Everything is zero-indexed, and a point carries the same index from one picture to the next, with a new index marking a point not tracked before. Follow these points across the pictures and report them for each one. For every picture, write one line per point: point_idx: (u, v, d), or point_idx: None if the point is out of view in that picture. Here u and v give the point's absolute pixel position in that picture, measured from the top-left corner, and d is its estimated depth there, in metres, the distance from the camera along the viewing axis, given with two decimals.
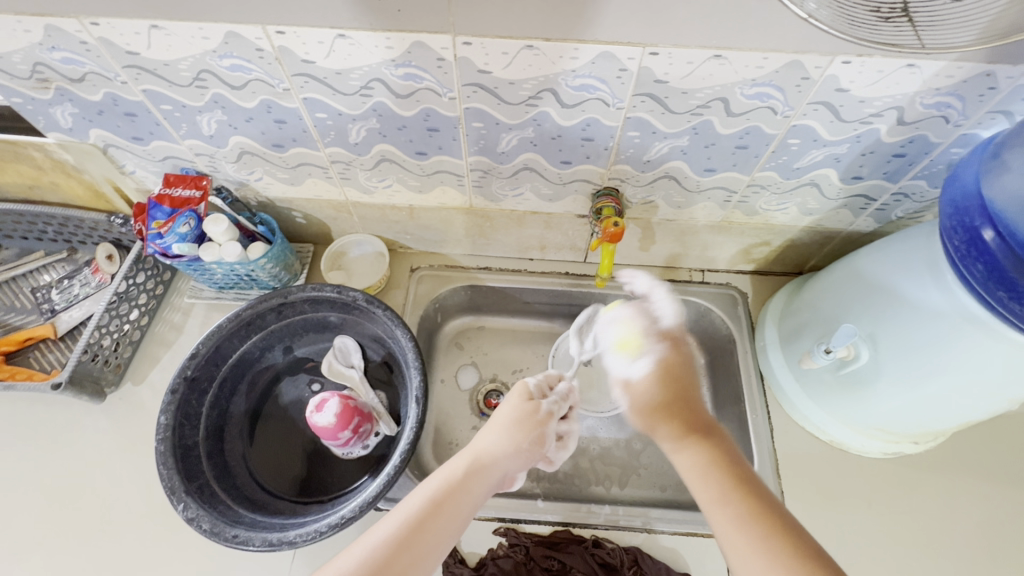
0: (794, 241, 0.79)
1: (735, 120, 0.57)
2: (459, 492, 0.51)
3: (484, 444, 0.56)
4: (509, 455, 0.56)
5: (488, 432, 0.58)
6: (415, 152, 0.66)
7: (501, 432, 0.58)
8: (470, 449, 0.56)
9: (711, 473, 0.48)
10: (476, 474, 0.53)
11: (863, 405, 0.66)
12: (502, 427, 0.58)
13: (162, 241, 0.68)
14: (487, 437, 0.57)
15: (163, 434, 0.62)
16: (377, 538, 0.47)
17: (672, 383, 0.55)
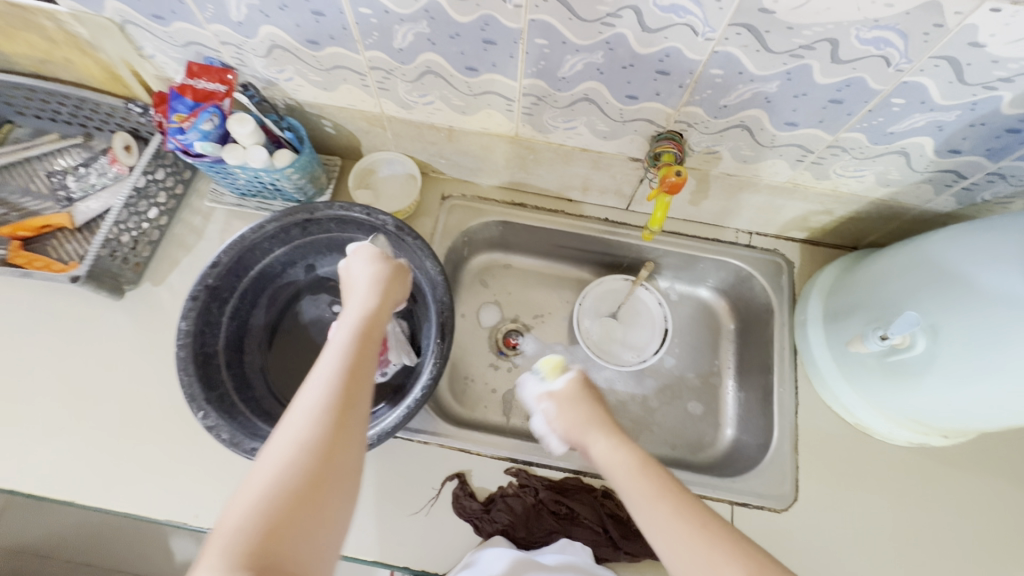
0: (859, 212, 0.73)
1: (839, 68, 0.50)
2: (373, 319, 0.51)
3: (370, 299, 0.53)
4: (397, 290, 0.56)
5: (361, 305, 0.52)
6: (465, 67, 0.59)
7: (373, 284, 0.55)
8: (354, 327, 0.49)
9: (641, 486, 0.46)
10: (373, 323, 0.51)
11: (903, 396, 0.63)
12: (370, 283, 0.55)
13: (183, 136, 0.64)
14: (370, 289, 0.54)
15: (184, 341, 0.61)
16: (295, 429, 0.41)
17: (581, 406, 0.56)
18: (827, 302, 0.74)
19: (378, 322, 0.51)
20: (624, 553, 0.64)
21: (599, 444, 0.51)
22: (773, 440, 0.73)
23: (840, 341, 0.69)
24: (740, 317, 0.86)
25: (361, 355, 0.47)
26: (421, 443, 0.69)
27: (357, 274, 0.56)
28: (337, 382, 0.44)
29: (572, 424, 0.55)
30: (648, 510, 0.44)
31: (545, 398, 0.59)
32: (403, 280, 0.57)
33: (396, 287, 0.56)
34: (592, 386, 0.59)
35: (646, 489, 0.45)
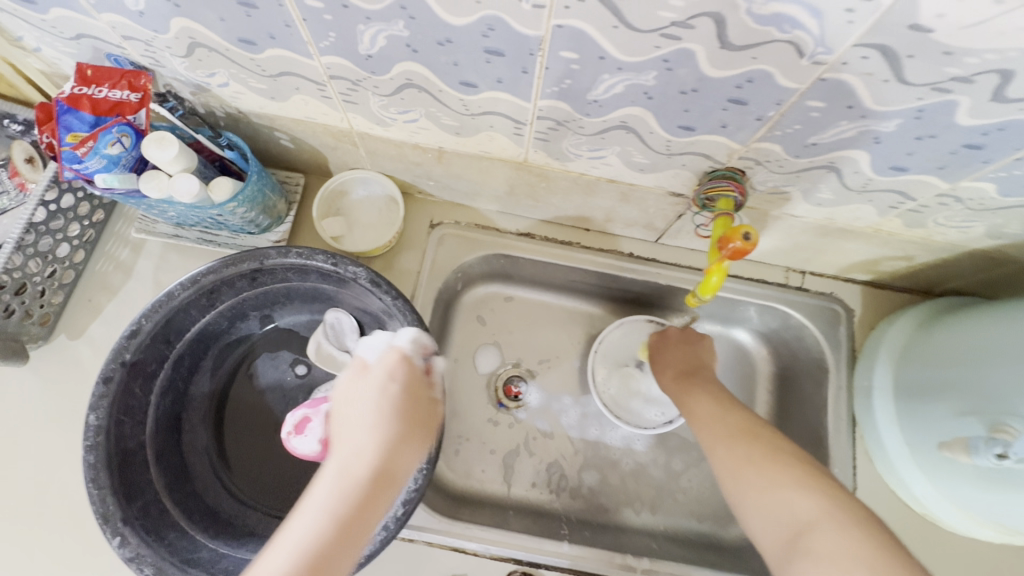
0: (946, 260, 0.59)
1: (999, 107, 0.34)
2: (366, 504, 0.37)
3: (366, 460, 0.39)
4: (407, 449, 0.41)
5: (350, 468, 0.38)
6: (459, 82, 0.43)
7: (379, 423, 0.41)
8: (330, 502, 0.36)
9: (751, 459, 0.47)
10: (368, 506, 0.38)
11: (1011, 508, 0.50)
12: (374, 422, 0.41)
13: (82, 164, 0.48)
14: (371, 437, 0.40)
15: (93, 440, 0.47)
16: None
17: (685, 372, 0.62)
18: (900, 369, 0.60)
19: (370, 501, 0.38)
20: None
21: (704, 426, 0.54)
22: None
23: (920, 424, 0.57)
24: (783, 368, 0.73)
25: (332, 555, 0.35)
26: (404, 539, 0.58)
27: (367, 397, 0.43)
28: None
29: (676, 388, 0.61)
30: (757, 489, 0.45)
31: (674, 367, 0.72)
32: (424, 426, 0.44)
33: (412, 437, 0.42)
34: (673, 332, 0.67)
35: (759, 471, 0.46)
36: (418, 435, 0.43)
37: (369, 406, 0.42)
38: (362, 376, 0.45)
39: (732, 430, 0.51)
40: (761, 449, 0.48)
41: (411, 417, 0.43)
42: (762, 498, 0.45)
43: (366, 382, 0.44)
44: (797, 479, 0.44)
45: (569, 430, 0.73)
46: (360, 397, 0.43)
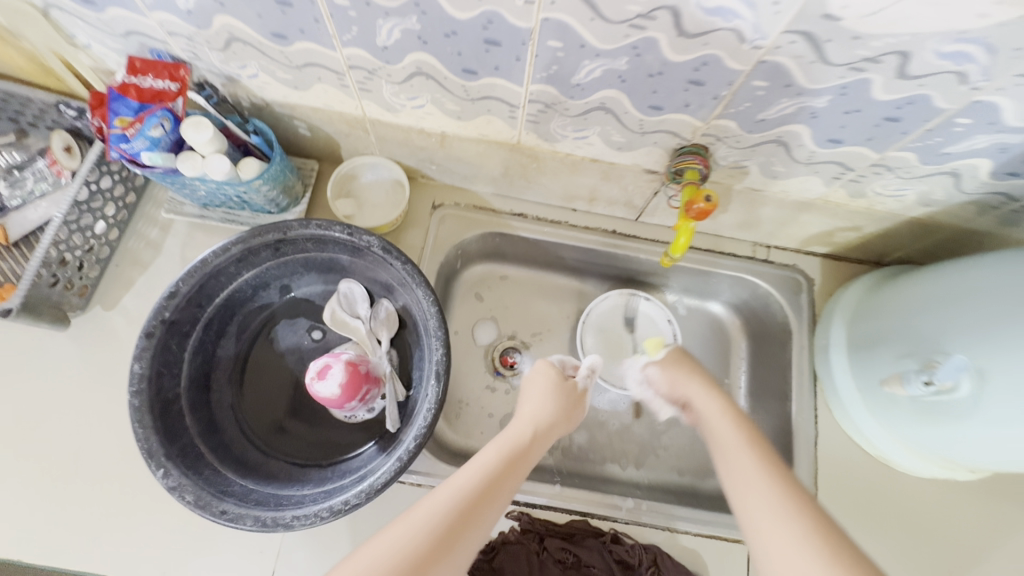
0: (889, 229, 0.67)
1: (904, 84, 0.42)
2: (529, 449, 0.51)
3: (526, 423, 0.54)
4: (554, 426, 0.56)
5: (514, 428, 0.53)
6: (462, 69, 0.50)
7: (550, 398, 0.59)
8: (501, 445, 0.50)
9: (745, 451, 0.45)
10: (527, 455, 0.51)
11: (937, 440, 0.57)
12: (542, 397, 0.59)
13: (128, 145, 0.54)
14: (537, 406, 0.58)
15: (137, 387, 0.53)
16: (427, 516, 0.40)
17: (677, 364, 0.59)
18: (852, 325, 0.68)
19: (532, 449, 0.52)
20: None
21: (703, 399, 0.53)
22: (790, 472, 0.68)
23: (870, 374, 0.64)
24: (753, 334, 0.80)
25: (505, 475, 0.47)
26: (414, 484, 0.64)
27: (538, 388, 0.60)
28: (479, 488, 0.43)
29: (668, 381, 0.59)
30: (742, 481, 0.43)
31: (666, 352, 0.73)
32: (569, 415, 0.60)
33: (563, 418, 0.59)
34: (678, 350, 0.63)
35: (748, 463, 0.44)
36: (566, 420, 0.59)
37: (537, 392, 0.59)
38: (531, 381, 0.62)
39: (771, 504, 0.39)
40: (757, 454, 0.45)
41: (569, 407, 0.60)
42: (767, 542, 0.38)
43: (535, 386, 0.61)
44: (816, 533, 0.36)
45: None
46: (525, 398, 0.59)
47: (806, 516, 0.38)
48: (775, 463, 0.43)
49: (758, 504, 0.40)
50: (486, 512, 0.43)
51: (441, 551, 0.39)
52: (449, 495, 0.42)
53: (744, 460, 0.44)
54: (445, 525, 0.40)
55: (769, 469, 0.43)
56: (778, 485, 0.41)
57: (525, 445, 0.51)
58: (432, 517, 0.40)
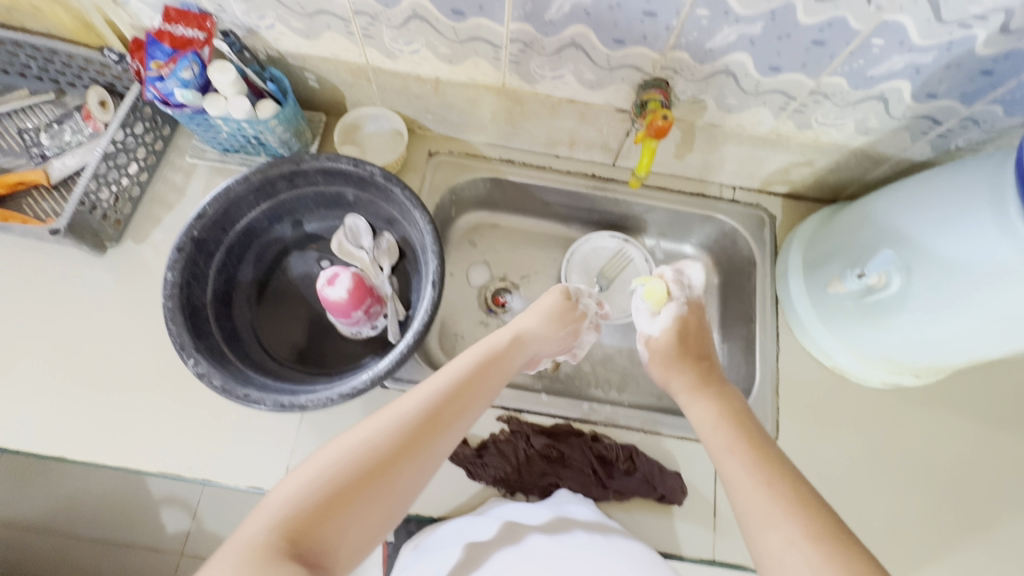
0: (838, 164, 0.75)
1: (822, 6, 0.50)
2: (504, 358, 0.57)
3: (506, 334, 0.60)
4: (544, 342, 0.64)
5: (491, 340, 0.59)
6: (451, 10, 0.58)
7: (544, 316, 0.65)
8: (476, 354, 0.55)
9: (730, 439, 0.51)
10: (500, 365, 0.56)
11: (875, 336, 0.66)
12: (538, 314, 0.65)
13: (163, 85, 0.62)
14: (528, 320, 0.64)
15: (170, 291, 0.60)
16: (394, 415, 0.45)
17: (685, 342, 0.64)
18: (807, 250, 0.76)
19: (506, 358, 0.57)
20: (612, 492, 0.67)
21: (698, 406, 0.58)
22: (756, 385, 0.75)
23: (819, 286, 0.72)
24: (723, 271, 0.87)
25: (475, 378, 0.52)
26: None
27: (534, 308, 0.67)
28: (447, 391, 0.49)
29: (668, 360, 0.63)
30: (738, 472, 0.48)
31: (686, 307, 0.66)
32: (562, 331, 0.67)
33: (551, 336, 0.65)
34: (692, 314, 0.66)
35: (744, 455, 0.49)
36: (556, 335, 0.66)
37: (532, 310, 0.66)
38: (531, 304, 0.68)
39: (773, 506, 0.43)
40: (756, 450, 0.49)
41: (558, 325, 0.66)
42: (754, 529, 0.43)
43: (532, 307, 0.67)
44: (816, 535, 0.40)
45: None
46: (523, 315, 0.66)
47: (803, 515, 0.42)
48: (773, 465, 0.47)
49: (758, 504, 0.44)
50: (456, 413, 0.48)
51: (408, 448, 0.43)
52: (422, 396, 0.48)
53: (735, 458, 0.49)
54: (417, 419, 0.45)
55: (760, 461, 0.48)
56: (767, 491, 0.45)
57: (504, 355, 0.57)
58: (403, 414, 0.45)
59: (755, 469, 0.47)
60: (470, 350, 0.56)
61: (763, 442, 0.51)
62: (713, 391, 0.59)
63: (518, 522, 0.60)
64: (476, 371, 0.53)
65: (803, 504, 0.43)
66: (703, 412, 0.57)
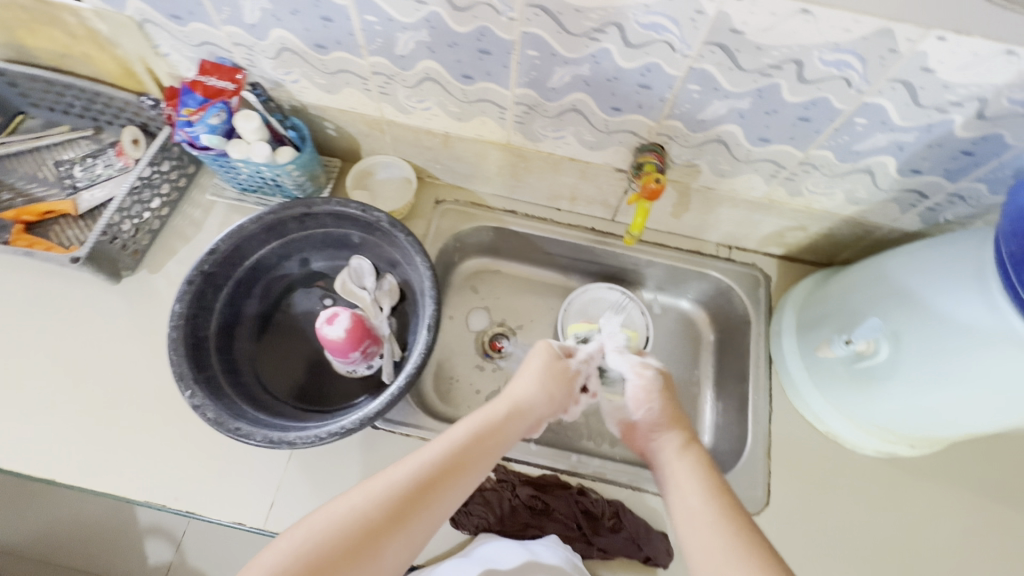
0: (830, 230, 0.77)
1: (806, 87, 0.54)
2: (501, 428, 0.57)
3: (504, 403, 0.60)
4: (543, 405, 0.62)
5: (492, 409, 0.59)
6: (461, 75, 0.63)
7: (539, 379, 0.64)
8: (472, 426, 0.55)
9: (696, 477, 0.55)
10: (495, 436, 0.56)
11: (867, 403, 0.66)
12: (534, 376, 0.64)
13: (191, 129, 0.67)
14: (524, 384, 0.63)
15: (177, 322, 0.62)
16: (379, 493, 0.47)
17: (665, 398, 0.65)
18: (800, 312, 0.77)
19: (501, 428, 0.57)
20: (597, 549, 0.65)
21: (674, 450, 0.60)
22: (748, 446, 0.74)
23: (812, 348, 0.72)
24: (719, 328, 0.89)
25: (468, 451, 0.53)
26: (402, 434, 0.72)
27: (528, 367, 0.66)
28: (435, 470, 0.50)
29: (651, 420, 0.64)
30: (701, 516, 0.50)
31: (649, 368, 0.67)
32: (557, 393, 0.65)
33: (546, 397, 0.64)
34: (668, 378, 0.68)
35: (713, 499, 0.52)
36: (556, 398, 0.64)
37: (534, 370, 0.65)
38: (525, 363, 0.67)
39: (724, 542, 0.47)
40: (722, 500, 0.52)
41: (558, 389, 0.65)
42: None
43: (525, 369, 0.66)
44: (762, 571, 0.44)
45: None
46: (517, 377, 0.65)
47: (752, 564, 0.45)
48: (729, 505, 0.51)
49: (708, 546, 0.47)
50: (443, 491, 0.49)
51: (392, 519, 0.46)
52: (409, 473, 0.49)
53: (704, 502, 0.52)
54: (400, 499, 0.47)
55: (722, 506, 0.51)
56: (725, 529, 0.48)
57: (501, 426, 0.57)
58: (386, 492, 0.47)
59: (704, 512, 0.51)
60: (468, 420, 0.56)
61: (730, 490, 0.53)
62: (694, 445, 0.60)
63: (495, 571, 0.59)
64: (468, 445, 0.53)
65: (753, 548, 0.46)
66: (670, 445, 0.60)
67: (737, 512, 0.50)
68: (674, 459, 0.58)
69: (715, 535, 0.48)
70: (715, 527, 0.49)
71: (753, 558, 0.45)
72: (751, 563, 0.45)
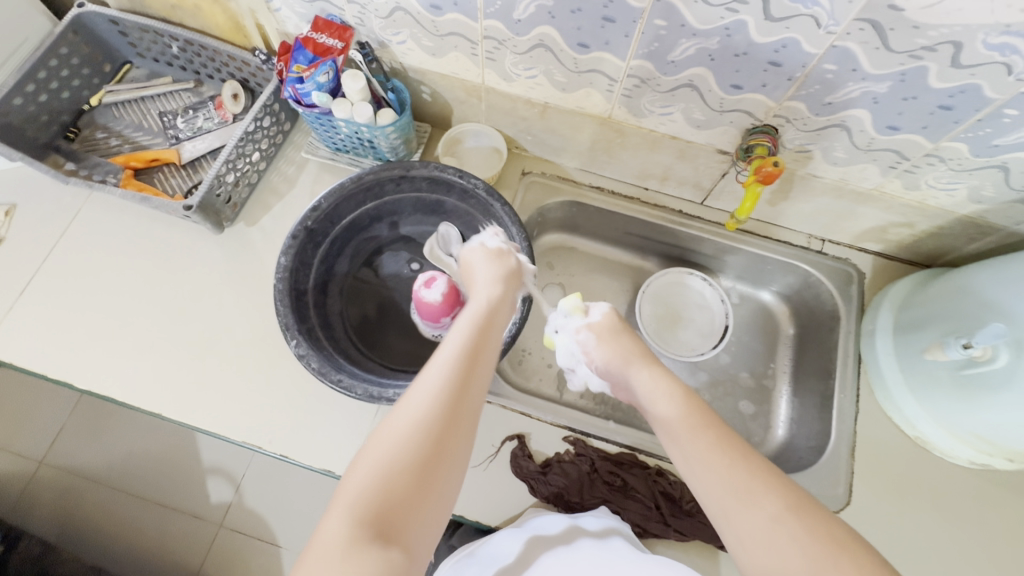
0: (941, 228, 0.73)
1: (957, 73, 0.50)
2: (488, 330, 0.53)
3: (479, 306, 0.55)
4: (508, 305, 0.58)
5: (471, 313, 0.54)
6: (577, 43, 0.61)
7: (496, 283, 0.59)
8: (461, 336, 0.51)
9: (676, 407, 0.49)
10: (486, 339, 0.52)
11: (971, 411, 0.62)
12: (495, 281, 0.59)
13: (300, 86, 0.68)
14: (489, 289, 0.58)
15: (282, 274, 0.65)
16: (403, 428, 0.42)
17: (613, 340, 0.59)
18: (899, 312, 0.74)
19: (490, 329, 0.53)
20: (673, 530, 0.65)
21: (644, 376, 0.54)
22: (830, 444, 0.73)
23: (914, 350, 0.69)
24: (801, 322, 0.86)
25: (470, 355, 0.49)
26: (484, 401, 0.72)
27: (484, 270, 0.60)
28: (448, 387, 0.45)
29: (612, 357, 0.58)
30: (689, 449, 0.46)
31: (582, 329, 0.61)
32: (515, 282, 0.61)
33: (512, 289, 0.60)
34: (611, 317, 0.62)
35: (703, 429, 0.46)
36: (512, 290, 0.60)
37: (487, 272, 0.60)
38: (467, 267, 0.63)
39: (737, 480, 0.42)
40: (718, 428, 0.47)
41: (512, 286, 0.60)
42: (740, 524, 0.40)
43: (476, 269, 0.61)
44: (792, 511, 0.40)
45: None
46: (474, 284, 0.60)
47: (777, 495, 0.41)
48: (724, 433, 0.46)
49: (718, 488, 0.42)
50: (464, 408, 0.45)
51: (444, 419, 0.43)
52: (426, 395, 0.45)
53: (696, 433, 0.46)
54: (429, 428, 0.42)
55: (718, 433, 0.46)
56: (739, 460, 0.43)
57: (489, 327, 0.53)
58: (412, 424, 0.42)
59: (697, 450, 0.45)
60: (454, 331, 0.52)
61: (712, 413, 0.48)
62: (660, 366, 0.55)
63: (544, 538, 0.60)
64: (476, 339, 0.51)
65: (770, 476, 0.42)
66: (644, 378, 0.54)
67: (729, 435, 0.46)
68: (653, 392, 0.52)
69: (722, 470, 0.43)
70: (716, 457, 0.44)
71: (769, 484, 0.41)
72: (775, 498, 0.40)
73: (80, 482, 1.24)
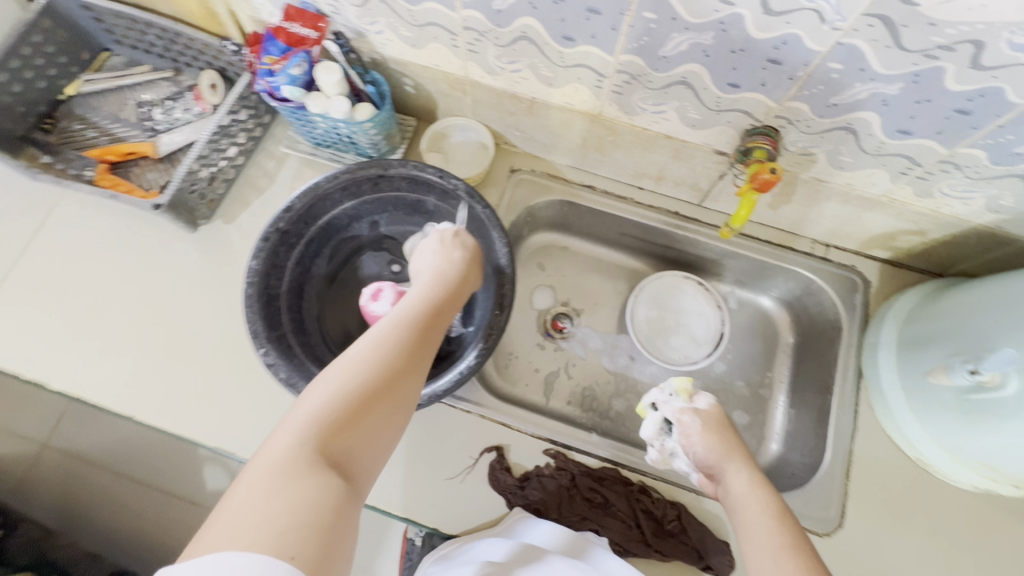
0: (953, 237, 0.68)
1: (977, 74, 0.45)
2: (451, 292, 0.59)
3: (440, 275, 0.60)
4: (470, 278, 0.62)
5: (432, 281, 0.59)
6: (562, 36, 0.57)
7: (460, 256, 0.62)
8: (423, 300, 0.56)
9: (763, 514, 0.49)
10: (442, 305, 0.57)
11: (978, 437, 0.58)
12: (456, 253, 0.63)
13: (272, 79, 0.65)
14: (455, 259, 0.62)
15: (252, 278, 0.62)
16: (359, 365, 0.47)
17: (720, 433, 0.58)
18: (904, 327, 0.70)
19: (450, 296, 0.58)
20: (654, 551, 0.62)
21: (738, 475, 0.54)
22: (825, 462, 0.70)
23: (917, 369, 0.65)
24: (801, 330, 0.82)
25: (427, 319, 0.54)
26: (462, 410, 0.70)
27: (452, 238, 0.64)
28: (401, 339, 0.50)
29: (706, 447, 0.57)
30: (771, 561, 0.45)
31: (688, 411, 0.60)
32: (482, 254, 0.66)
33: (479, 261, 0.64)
34: (723, 414, 0.61)
35: (779, 539, 0.46)
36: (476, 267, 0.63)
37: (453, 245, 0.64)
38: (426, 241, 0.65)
39: None
40: (799, 544, 0.45)
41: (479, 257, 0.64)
42: None
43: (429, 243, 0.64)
44: None
45: (602, 358, 0.85)
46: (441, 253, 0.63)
47: None
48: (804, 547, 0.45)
49: None
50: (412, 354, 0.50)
51: (395, 374, 0.47)
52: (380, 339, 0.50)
53: (770, 541, 0.46)
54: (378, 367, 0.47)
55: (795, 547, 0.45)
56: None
57: (450, 293, 0.59)
58: (363, 362, 0.47)
59: (779, 572, 0.43)
60: (418, 295, 0.57)
61: (804, 532, 0.47)
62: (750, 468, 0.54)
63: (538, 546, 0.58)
64: (431, 313, 0.55)
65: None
66: (736, 479, 0.53)
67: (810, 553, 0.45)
68: (743, 495, 0.51)
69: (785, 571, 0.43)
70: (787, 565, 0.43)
71: None
72: None
73: (72, 469, 1.23)
